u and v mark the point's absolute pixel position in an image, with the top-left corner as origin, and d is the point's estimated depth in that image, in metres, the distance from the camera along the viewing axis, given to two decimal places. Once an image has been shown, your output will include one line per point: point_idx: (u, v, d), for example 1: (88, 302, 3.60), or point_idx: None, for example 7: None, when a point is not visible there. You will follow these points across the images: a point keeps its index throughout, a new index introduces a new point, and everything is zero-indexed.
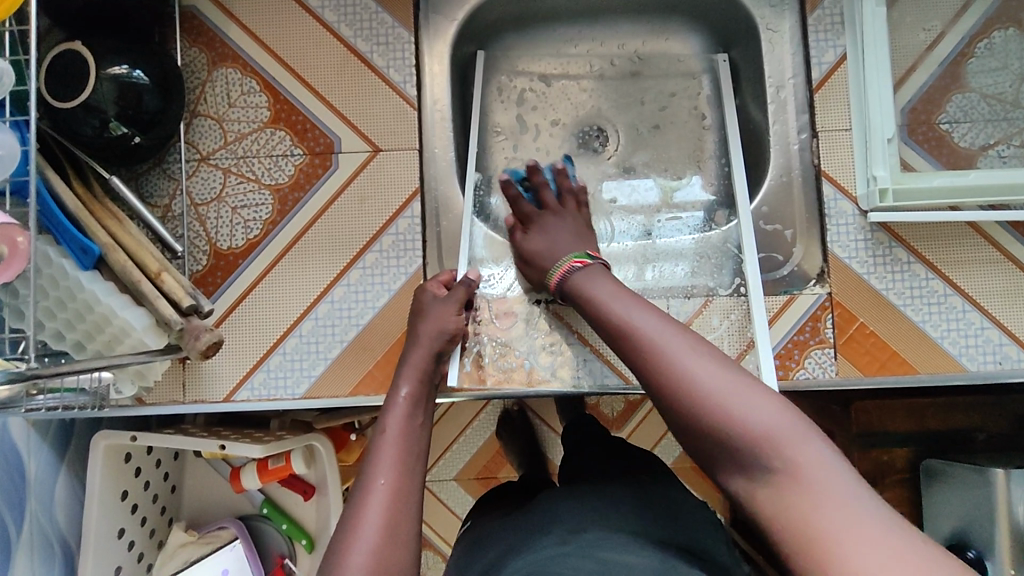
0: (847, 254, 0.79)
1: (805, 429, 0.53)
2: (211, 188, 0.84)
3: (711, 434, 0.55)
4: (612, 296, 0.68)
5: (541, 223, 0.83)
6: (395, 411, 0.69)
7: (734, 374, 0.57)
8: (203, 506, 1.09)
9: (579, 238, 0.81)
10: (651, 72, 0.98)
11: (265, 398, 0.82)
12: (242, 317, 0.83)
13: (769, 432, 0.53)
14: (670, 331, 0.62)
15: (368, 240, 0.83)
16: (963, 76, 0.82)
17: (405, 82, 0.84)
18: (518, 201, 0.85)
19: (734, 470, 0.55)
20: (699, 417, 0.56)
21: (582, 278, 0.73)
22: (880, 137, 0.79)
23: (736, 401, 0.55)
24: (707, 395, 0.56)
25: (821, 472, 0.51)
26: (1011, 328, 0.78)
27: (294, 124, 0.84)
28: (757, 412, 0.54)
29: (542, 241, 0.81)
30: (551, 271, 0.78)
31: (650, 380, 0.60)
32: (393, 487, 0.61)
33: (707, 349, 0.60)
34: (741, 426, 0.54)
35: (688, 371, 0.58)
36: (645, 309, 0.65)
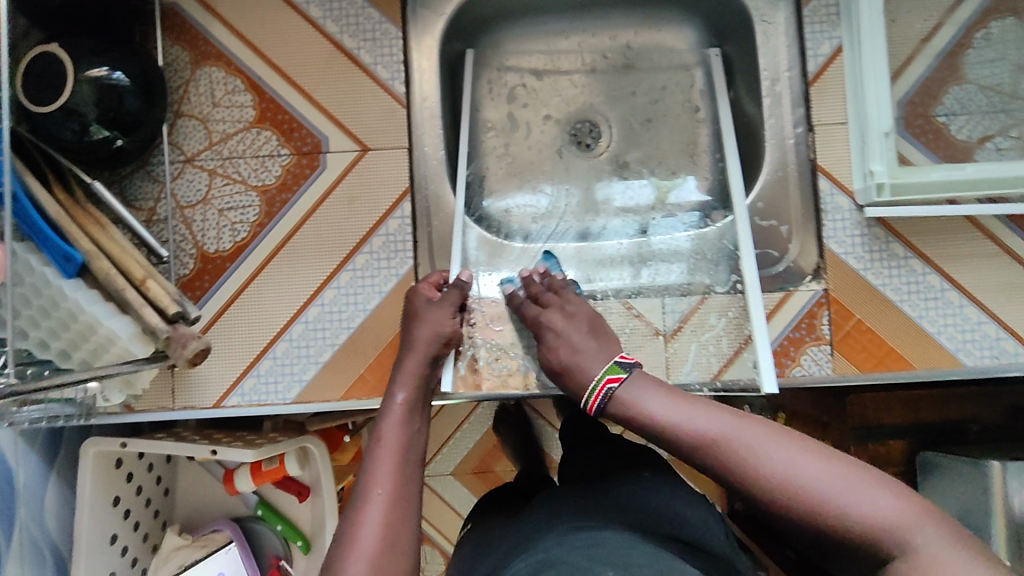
0: (844, 250, 0.79)
1: (918, 508, 0.50)
2: (197, 190, 0.82)
3: (824, 533, 0.51)
4: (668, 409, 0.60)
5: (572, 330, 0.73)
6: (392, 415, 0.68)
7: (837, 465, 0.52)
8: (197, 508, 1.08)
9: (602, 344, 0.71)
10: (644, 65, 0.96)
11: (256, 404, 0.81)
12: (230, 322, 0.81)
13: (889, 522, 0.49)
14: (745, 428, 0.56)
15: (358, 242, 0.81)
16: (960, 67, 0.80)
17: (394, 79, 0.82)
18: (526, 309, 0.79)
19: (858, 559, 0.51)
20: (809, 520, 0.51)
21: (631, 393, 0.63)
22: (878, 131, 0.77)
23: (846, 495, 0.50)
24: (812, 494, 0.51)
25: (946, 555, 0.47)
26: (1008, 322, 0.77)
27: (280, 124, 0.82)
28: (872, 500, 0.50)
29: (565, 358, 0.71)
30: (585, 398, 0.67)
31: (740, 488, 0.55)
32: (391, 493, 0.60)
33: (788, 438, 0.55)
34: (863, 525, 0.49)
35: (779, 471, 0.53)
36: (705, 407, 0.59)
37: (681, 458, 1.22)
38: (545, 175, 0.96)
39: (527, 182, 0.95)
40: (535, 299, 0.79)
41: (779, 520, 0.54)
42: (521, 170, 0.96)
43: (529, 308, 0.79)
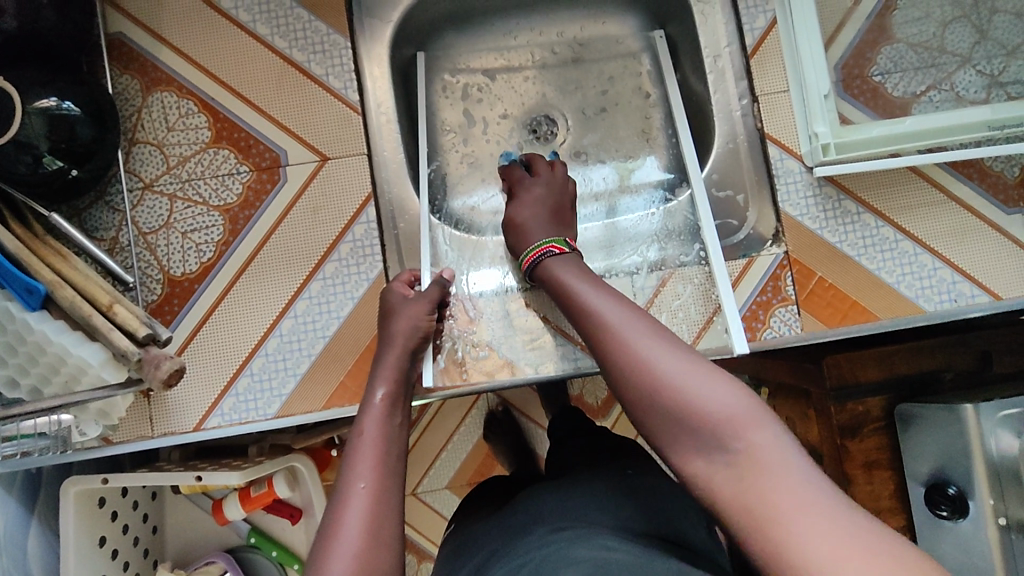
0: (799, 212, 0.82)
1: (757, 410, 0.53)
2: (158, 215, 0.82)
3: (660, 420, 0.55)
4: (584, 290, 0.66)
5: (516, 194, 0.84)
6: (372, 412, 0.67)
7: (694, 360, 0.57)
8: (187, 542, 1.06)
9: (558, 224, 0.80)
10: (592, 57, 0.99)
11: (237, 423, 0.80)
12: (203, 344, 0.81)
13: (722, 414, 0.52)
14: (630, 315, 0.61)
15: (325, 251, 0.82)
16: (890, 28, 0.84)
17: (346, 87, 0.83)
18: (509, 168, 0.87)
19: (678, 445, 0.54)
20: (653, 398, 0.56)
21: (557, 266, 0.72)
22: (817, 93, 0.81)
23: (690, 381, 0.54)
24: (660, 375, 0.56)
25: (772, 458, 0.50)
26: (961, 265, 0.81)
27: (236, 141, 0.83)
28: (717, 396, 0.53)
29: (524, 213, 0.81)
30: (522, 256, 0.78)
31: (606, 363, 0.60)
32: (374, 487, 0.60)
33: (658, 328, 0.60)
34: (698, 407, 0.53)
35: (638, 351, 0.58)
36: (610, 293, 0.65)
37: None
38: None
39: (490, 178, 0.97)
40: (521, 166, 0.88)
41: (623, 398, 0.59)
42: (482, 165, 0.97)
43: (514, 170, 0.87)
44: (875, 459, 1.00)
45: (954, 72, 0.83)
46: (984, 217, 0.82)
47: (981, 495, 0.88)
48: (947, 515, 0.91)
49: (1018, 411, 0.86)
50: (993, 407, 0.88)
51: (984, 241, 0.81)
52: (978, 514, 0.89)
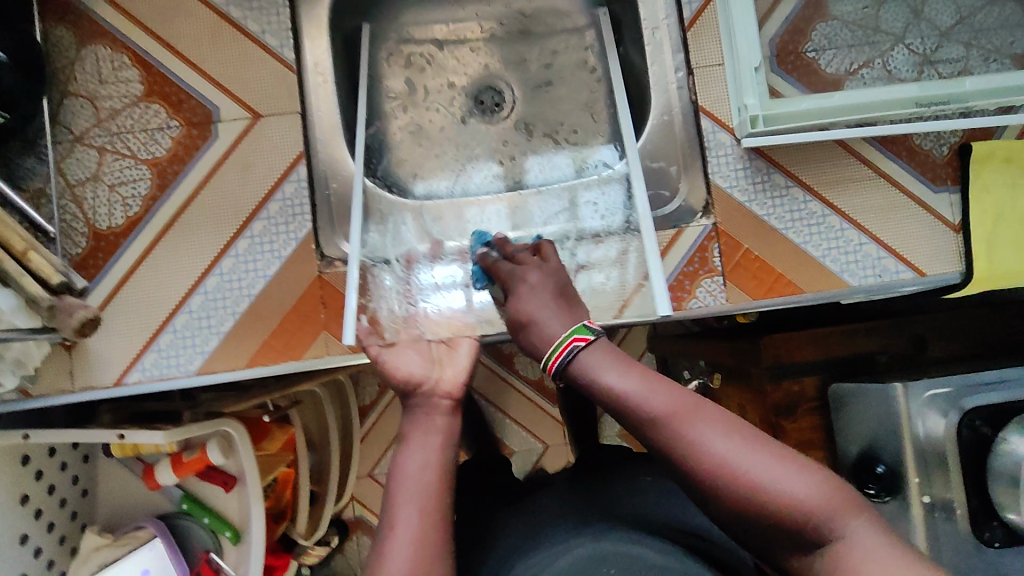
0: (729, 184, 0.82)
1: (844, 495, 0.49)
2: (86, 167, 0.81)
3: (761, 532, 0.49)
4: (623, 382, 0.55)
5: (512, 289, 0.66)
6: (435, 438, 0.56)
7: (771, 454, 0.50)
8: (120, 507, 1.06)
9: (567, 308, 0.62)
10: (539, 30, 0.99)
11: (158, 379, 0.80)
12: (128, 298, 0.80)
13: (819, 513, 0.48)
14: (687, 412, 0.52)
15: (254, 209, 0.81)
16: (825, 6, 0.84)
17: (282, 45, 0.82)
18: (497, 267, 0.73)
19: (787, 552, 0.50)
20: (745, 512, 0.49)
21: (580, 359, 0.57)
22: (747, 66, 0.79)
23: (783, 488, 0.48)
24: (751, 487, 0.49)
25: (879, 542, 0.47)
26: (888, 241, 0.82)
27: (168, 96, 0.82)
28: (801, 489, 0.49)
29: (524, 310, 0.63)
30: (543, 357, 0.59)
31: (678, 472, 0.52)
32: (416, 555, 0.49)
33: (720, 421, 0.52)
34: (797, 516, 0.48)
35: (719, 461, 0.50)
36: (658, 384, 0.55)
37: None
38: (450, 139, 0.98)
39: (433, 146, 0.97)
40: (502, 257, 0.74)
41: (705, 507, 0.52)
42: (426, 135, 0.97)
43: (497, 265, 0.72)
44: (810, 437, 1.01)
45: (887, 50, 0.83)
46: (912, 193, 0.82)
47: (909, 474, 0.84)
48: (873, 494, 0.86)
49: (947, 389, 0.83)
50: (921, 387, 0.85)
51: (911, 218, 0.82)
52: (905, 494, 0.85)
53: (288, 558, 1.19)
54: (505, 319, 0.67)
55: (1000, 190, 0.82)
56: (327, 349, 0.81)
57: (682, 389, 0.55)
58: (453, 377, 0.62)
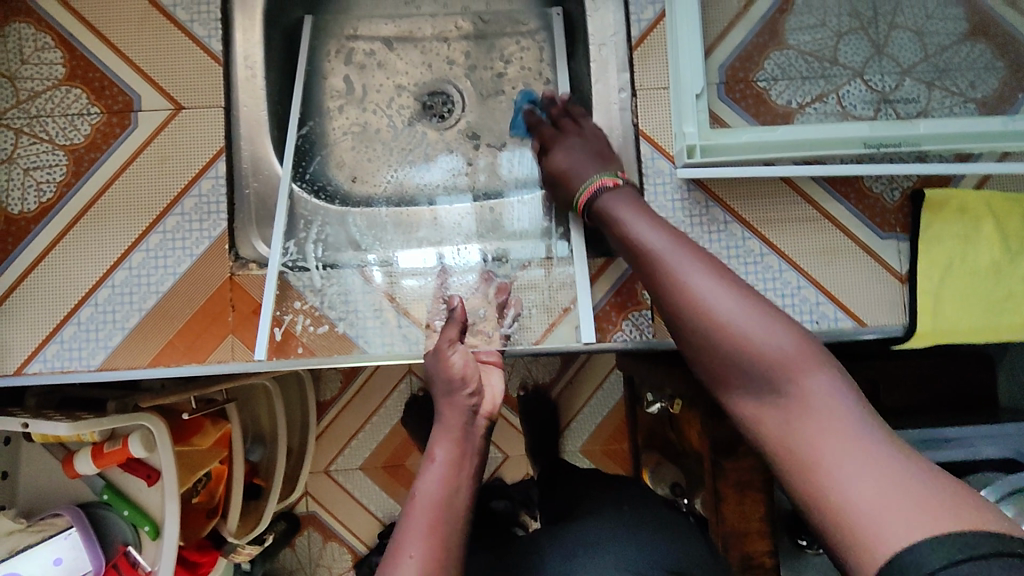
0: (665, 215, 0.78)
1: (811, 352, 0.58)
2: (1, 149, 0.79)
3: (731, 367, 0.60)
4: (631, 215, 0.71)
5: (558, 145, 0.81)
6: (440, 463, 0.66)
7: (753, 308, 0.61)
8: (39, 492, 1.04)
9: (603, 159, 0.77)
10: (493, 36, 0.96)
11: (59, 371, 0.78)
12: (33, 286, 0.78)
13: (784, 363, 0.57)
14: (683, 251, 0.66)
15: (168, 203, 0.78)
16: (781, 32, 0.80)
17: (210, 37, 0.80)
18: (541, 129, 0.84)
19: (751, 395, 0.59)
20: (719, 339, 0.60)
21: (609, 202, 0.73)
22: (690, 93, 0.76)
23: (752, 333, 0.59)
24: (727, 328, 0.60)
25: (829, 397, 0.55)
26: (828, 286, 0.78)
27: (90, 81, 0.79)
28: (775, 342, 0.58)
29: (562, 161, 0.79)
30: (578, 194, 0.76)
31: (666, 299, 0.65)
32: (427, 553, 0.58)
33: (761, 308, 0.61)
34: (758, 354, 0.58)
35: (744, 331, 0.59)
36: (663, 227, 0.69)
37: (592, 450, 1.47)
38: (396, 142, 0.94)
39: (375, 149, 0.94)
40: (552, 123, 0.84)
41: (686, 329, 0.63)
42: (370, 136, 0.94)
43: (545, 129, 0.84)
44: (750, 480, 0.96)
45: (843, 85, 0.79)
46: (857, 239, 0.78)
47: None
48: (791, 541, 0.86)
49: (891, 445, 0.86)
50: None
51: (855, 265, 0.78)
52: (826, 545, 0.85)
53: (215, 555, 1.13)
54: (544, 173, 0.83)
55: (953, 241, 0.77)
56: (236, 354, 0.78)
57: (742, 284, 0.64)
58: (491, 396, 0.74)
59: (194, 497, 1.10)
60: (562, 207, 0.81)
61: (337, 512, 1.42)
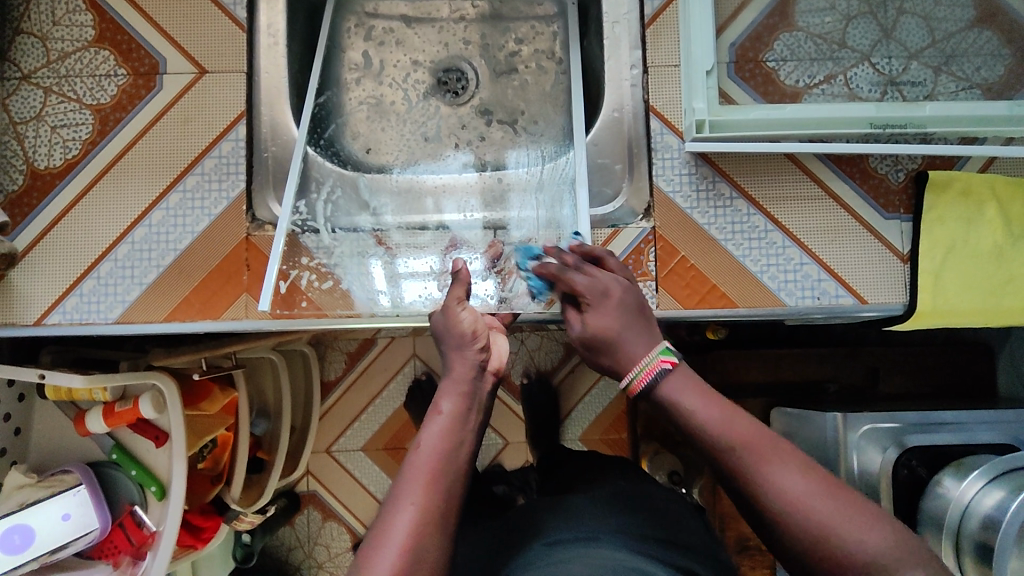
0: (672, 189, 0.80)
1: (905, 544, 0.54)
2: (31, 107, 0.82)
3: (819, 563, 0.54)
4: (706, 410, 0.62)
5: (593, 303, 0.68)
6: (443, 417, 0.65)
7: (843, 504, 0.55)
8: (50, 449, 1.06)
9: (647, 325, 0.67)
10: (508, 16, 0.98)
11: (77, 323, 0.80)
12: (56, 239, 0.80)
13: (882, 564, 0.52)
14: (770, 448, 0.58)
15: (189, 163, 0.81)
16: (791, 15, 0.82)
17: (235, 3, 0.82)
18: (567, 277, 0.70)
19: None
20: (809, 541, 0.54)
21: (668, 381, 0.64)
22: (700, 70, 0.78)
23: (845, 532, 0.54)
24: (816, 523, 0.54)
25: None
26: (829, 262, 0.79)
27: (118, 44, 0.82)
28: (873, 540, 0.53)
29: (604, 321, 0.67)
30: (629, 377, 0.65)
31: (748, 502, 0.58)
32: (422, 503, 0.58)
33: (801, 464, 0.58)
34: (856, 558, 0.53)
35: (786, 497, 0.56)
36: (738, 417, 0.61)
37: (592, 439, 1.48)
38: (410, 117, 0.96)
39: (389, 122, 0.96)
40: (569, 296, 0.72)
41: (767, 538, 0.58)
42: (385, 110, 0.96)
43: (568, 277, 0.70)
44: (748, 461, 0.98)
45: (850, 68, 0.81)
46: (861, 218, 0.79)
47: None
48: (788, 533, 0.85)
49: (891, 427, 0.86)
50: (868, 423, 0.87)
51: (857, 244, 0.79)
52: None
53: (218, 521, 1.14)
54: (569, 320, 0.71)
55: (955, 223, 0.78)
56: (247, 311, 0.80)
57: (782, 439, 0.60)
58: (498, 355, 0.74)
59: (200, 462, 1.14)
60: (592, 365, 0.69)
61: (339, 490, 1.43)
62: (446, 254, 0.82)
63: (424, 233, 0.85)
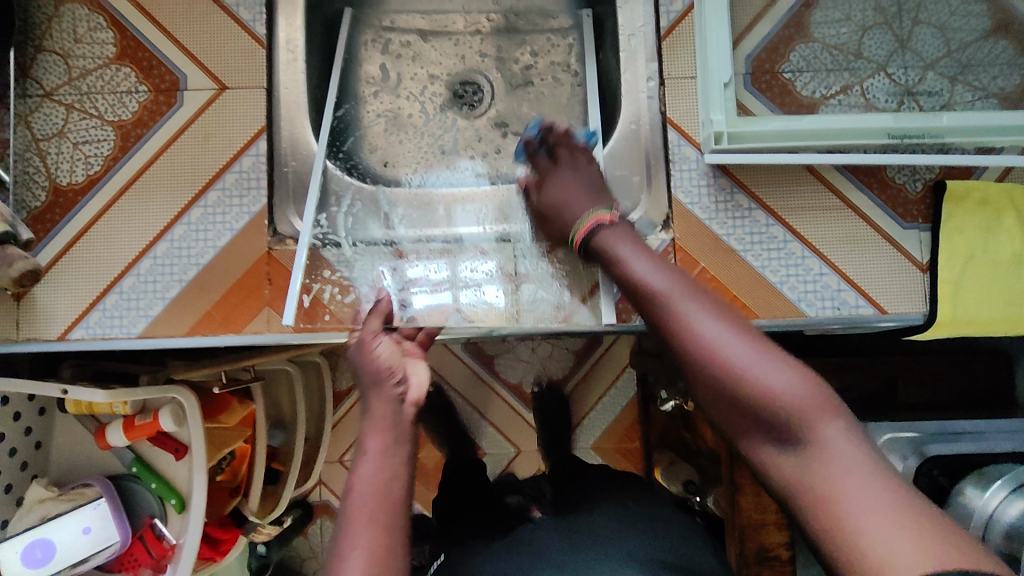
0: (690, 201, 0.80)
1: (822, 396, 0.59)
2: (53, 124, 0.82)
3: (740, 413, 0.61)
4: (639, 260, 0.70)
5: (546, 179, 0.82)
6: (372, 454, 0.65)
7: (762, 352, 0.61)
8: (70, 462, 1.07)
9: (597, 198, 0.78)
10: (523, 29, 0.98)
11: (100, 338, 0.80)
12: (79, 255, 0.81)
13: (793, 403, 0.58)
14: (697, 300, 0.65)
15: (210, 178, 0.81)
16: (807, 26, 0.82)
17: (254, 20, 0.83)
18: (536, 158, 0.84)
19: (759, 441, 0.60)
20: (726, 381, 0.61)
21: (610, 237, 0.74)
22: (718, 81, 0.78)
23: (760, 372, 0.60)
24: (734, 363, 0.60)
25: (842, 447, 0.56)
26: (849, 273, 0.79)
27: (139, 61, 0.83)
28: (786, 383, 0.59)
29: (555, 196, 0.80)
30: (573, 233, 0.77)
31: (675, 345, 0.64)
32: (367, 545, 0.58)
33: (792, 364, 0.61)
34: (775, 401, 0.58)
35: (777, 388, 0.59)
36: (671, 272, 0.69)
37: (604, 447, 1.48)
38: (426, 130, 0.97)
39: (405, 135, 0.96)
40: (546, 152, 0.84)
41: (696, 387, 0.64)
42: (401, 123, 0.97)
43: (541, 158, 0.84)
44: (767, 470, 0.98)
45: (866, 78, 0.81)
46: (879, 228, 0.80)
47: None
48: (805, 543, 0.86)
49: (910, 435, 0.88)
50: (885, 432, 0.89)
51: (877, 254, 0.79)
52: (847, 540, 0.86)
53: (236, 533, 1.14)
54: (534, 198, 0.84)
55: (974, 233, 0.78)
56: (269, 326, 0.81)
57: (777, 349, 0.63)
58: (418, 384, 0.73)
59: (218, 475, 1.14)
60: (553, 238, 0.82)
61: None
62: (455, 263, 0.85)
63: (440, 245, 0.86)
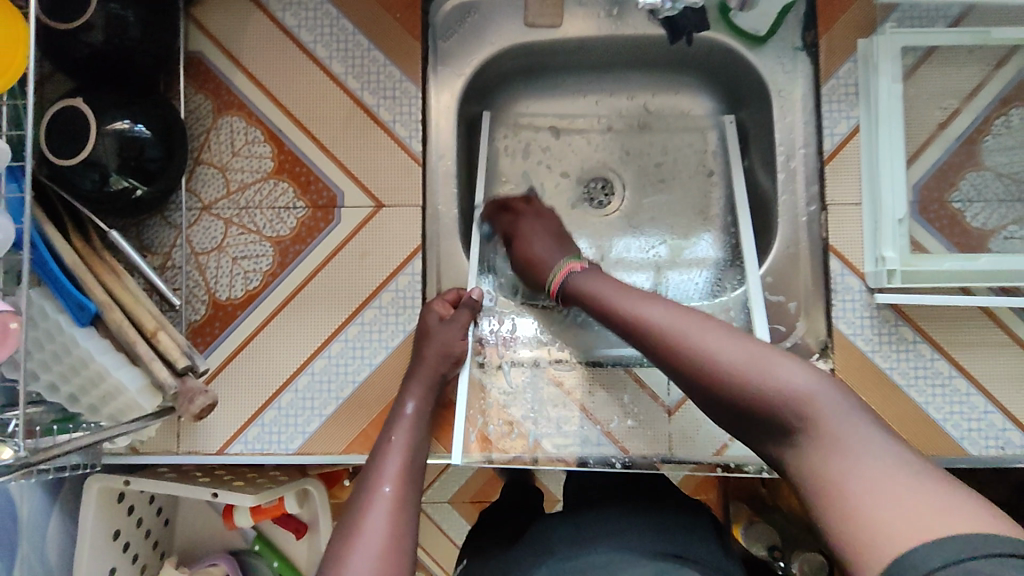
0: (852, 331, 0.79)
1: (822, 385, 0.55)
2: (212, 237, 0.83)
3: (757, 421, 0.56)
4: (614, 292, 0.69)
5: (520, 233, 0.85)
6: (401, 424, 0.72)
7: (748, 346, 0.58)
8: (195, 537, 1.09)
9: (566, 246, 0.83)
10: (660, 128, 0.96)
11: (258, 452, 0.82)
12: (237, 371, 0.82)
13: (803, 397, 0.54)
14: (691, 317, 0.62)
15: (368, 296, 0.82)
16: (978, 153, 0.80)
17: (411, 137, 0.83)
18: (498, 222, 0.88)
19: (770, 439, 0.56)
20: (735, 393, 0.57)
21: (583, 280, 0.74)
22: (890, 218, 0.77)
23: (757, 371, 0.56)
24: (730, 370, 0.57)
25: (855, 432, 0.51)
26: (1017, 412, 0.77)
27: (297, 176, 0.83)
28: (789, 376, 0.55)
29: (535, 250, 0.82)
30: (549, 281, 0.79)
31: (665, 359, 0.62)
32: (397, 494, 0.63)
33: (801, 361, 0.57)
34: (765, 389, 0.55)
35: (800, 387, 0.54)
36: (658, 301, 0.65)
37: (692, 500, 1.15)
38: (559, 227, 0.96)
39: None
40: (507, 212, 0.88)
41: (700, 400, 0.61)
42: None
43: (502, 219, 0.88)
44: None
45: None
46: None
47: None
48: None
49: None
50: None
51: None
52: None
53: None
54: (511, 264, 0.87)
55: None
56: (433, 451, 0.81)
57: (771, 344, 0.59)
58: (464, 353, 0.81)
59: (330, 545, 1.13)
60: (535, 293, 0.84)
61: None
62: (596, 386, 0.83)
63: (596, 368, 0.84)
